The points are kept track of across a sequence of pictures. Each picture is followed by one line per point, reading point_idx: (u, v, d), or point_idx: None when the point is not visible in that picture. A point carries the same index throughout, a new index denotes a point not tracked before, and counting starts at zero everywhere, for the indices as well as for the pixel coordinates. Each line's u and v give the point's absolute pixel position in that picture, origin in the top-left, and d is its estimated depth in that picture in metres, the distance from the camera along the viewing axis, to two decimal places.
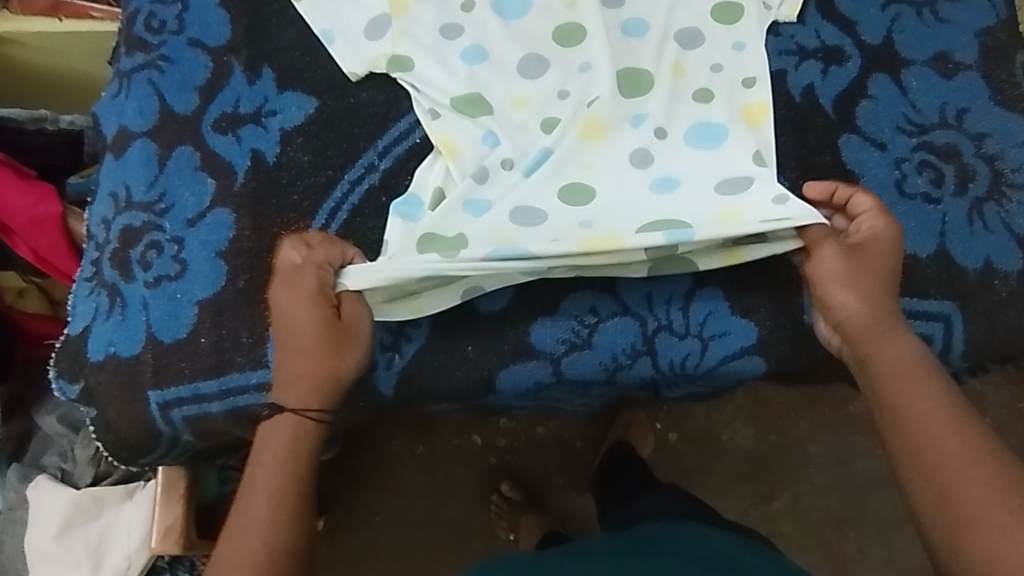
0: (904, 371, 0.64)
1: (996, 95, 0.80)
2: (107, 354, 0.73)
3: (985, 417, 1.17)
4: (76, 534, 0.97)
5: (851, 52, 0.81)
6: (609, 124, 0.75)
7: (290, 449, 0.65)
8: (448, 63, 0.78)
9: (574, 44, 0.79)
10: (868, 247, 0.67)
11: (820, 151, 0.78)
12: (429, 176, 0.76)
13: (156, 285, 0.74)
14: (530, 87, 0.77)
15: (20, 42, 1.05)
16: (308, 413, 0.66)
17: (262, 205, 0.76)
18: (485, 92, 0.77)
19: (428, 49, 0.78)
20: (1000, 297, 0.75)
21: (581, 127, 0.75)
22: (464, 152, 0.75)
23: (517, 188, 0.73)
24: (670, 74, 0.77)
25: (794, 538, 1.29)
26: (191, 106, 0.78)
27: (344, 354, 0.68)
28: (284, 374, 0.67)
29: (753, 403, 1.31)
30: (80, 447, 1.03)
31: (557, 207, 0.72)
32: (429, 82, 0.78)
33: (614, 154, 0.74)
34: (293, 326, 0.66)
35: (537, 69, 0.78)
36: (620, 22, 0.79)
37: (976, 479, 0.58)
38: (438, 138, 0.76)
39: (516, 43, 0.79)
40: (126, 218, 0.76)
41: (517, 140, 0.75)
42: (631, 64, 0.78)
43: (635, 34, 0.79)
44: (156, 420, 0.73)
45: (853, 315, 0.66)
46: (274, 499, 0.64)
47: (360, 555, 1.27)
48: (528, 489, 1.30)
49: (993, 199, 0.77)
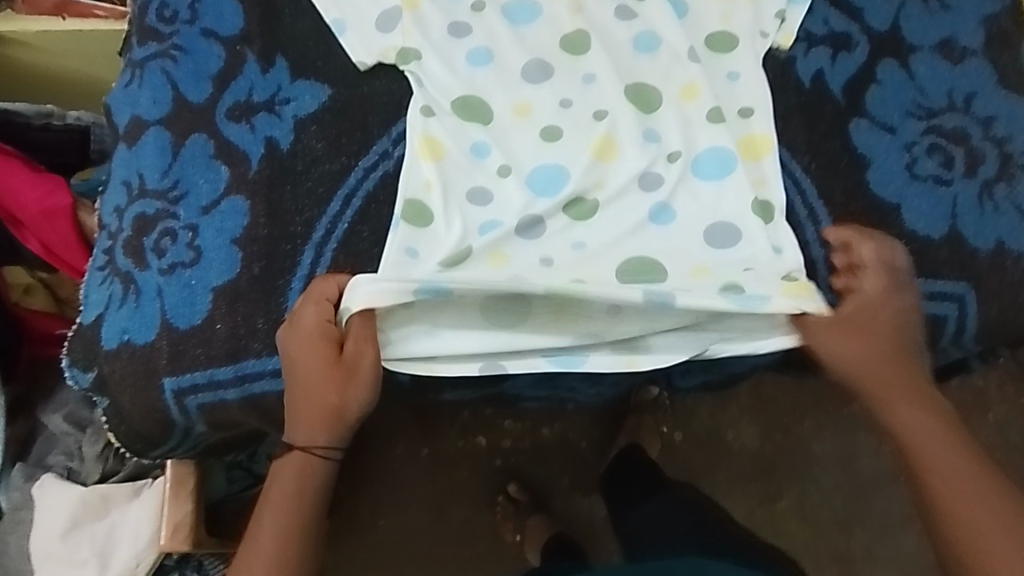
0: (929, 436, 0.70)
1: (1002, 80, 0.81)
2: (121, 342, 0.73)
3: (988, 415, 1.20)
4: (82, 533, 0.96)
5: (858, 38, 0.82)
6: (623, 144, 0.76)
7: (295, 486, 0.70)
8: (452, 63, 0.79)
9: (579, 53, 0.80)
10: (867, 304, 0.71)
11: (831, 136, 0.79)
12: (415, 176, 0.75)
13: (171, 272, 0.73)
14: (531, 95, 0.78)
15: (24, 42, 1.04)
16: (314, 450, 0.70)
17: (277, 192, 0.75)
18: (485, 97, 0.78)
19: (435, 45, 0.79)
20: (1012, 277, 0.75)
21: (596, 146, 0.76)
22: (449, 155, 0.76)
23: (518, 197, 0.75)
24: (681, 95, 0.78)
25: (800, 537, 1.28)
26: (205, 95, 0.78)
27: (348, 391, 0.69)
28: (299, 412, 0.70)
29: (758, 401, 1.31)
30: (88, 443, 1.02)
31: (557, 224, 0.74)
32: (433, 77, 0.78)
33: (623, 171, 0.75)
34: (299, 363, 0.69)
35: (541, 76, 0.79)
36: (631, 36, 0.81)
37: (991, 543, 0.65)
38: (425, 137, 0.76)
39: (521, 49, 0.80)
40: (140, 206, 0.75)
41: (513, 149, 0.76)
42: (639, 79, 0.79)
43: (646, 48, 0.81)
44: (171, 408, 0.73)
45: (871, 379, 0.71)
46: (280, 538, 0.68)
47: (365, 560, 1.26)
48: (535, 491, 1.29)
49: (1002, 180, 0.77)
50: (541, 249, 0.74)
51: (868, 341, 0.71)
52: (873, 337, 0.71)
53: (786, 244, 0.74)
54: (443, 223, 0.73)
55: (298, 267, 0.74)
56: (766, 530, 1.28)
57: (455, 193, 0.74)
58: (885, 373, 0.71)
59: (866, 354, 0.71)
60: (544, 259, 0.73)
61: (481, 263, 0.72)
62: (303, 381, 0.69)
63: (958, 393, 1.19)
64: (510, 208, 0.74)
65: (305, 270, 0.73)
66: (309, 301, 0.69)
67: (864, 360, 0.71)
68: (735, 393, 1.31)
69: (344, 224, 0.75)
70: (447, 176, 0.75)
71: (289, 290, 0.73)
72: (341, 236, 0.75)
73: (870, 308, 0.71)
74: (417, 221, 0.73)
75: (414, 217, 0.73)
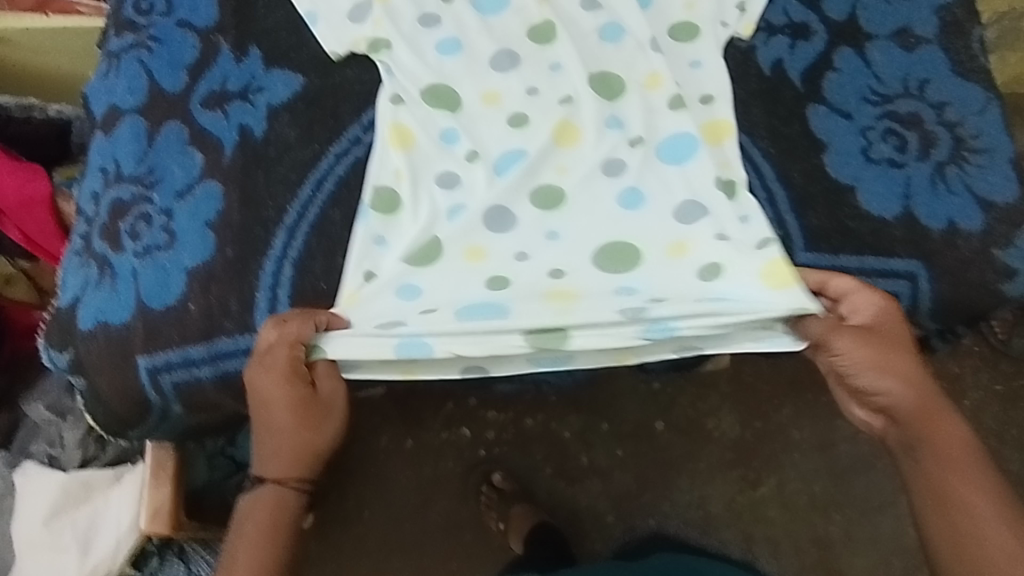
0: (963, 468, 0.66)
1: (955, 67, 0.83)
2: (96, 323, 0.74)
3: (963, 401, 1.32)
4: (63, 520, 0.97)
5: (817, 28, 0.84)
6: (584, 129, 0.79)
7: (268, 521, 0.70)
8: (423, 52, 0.81)
9: (546, 42, 0.82)
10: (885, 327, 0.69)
11: (791, 122, 0.81)
12: (384, 166, 0.77)
13: (146, 256, 0.75)
14: (499, 82, 0.81)
15: (6, 39, 1.06)
16: (290, 483, 0.70)
17: (250, 178, 0.77)
18: (454, 86, 0.80)
19: (405, 34, 0.81)
20: (963, 255, 0.78)
21: (555, 130, 0.79)
22: (418, 142, 0.78)
23: (482, 182, 0.77)
24: (645, 84, 0.81)
25: (780, 523, 1.31)
26: (180, 84, 0.80)
27: (321, 429, 0.71)
28: (269, 447, 0.70)
29: (737, 389, 1.34)
30: (69, 431, 1.03)
31: (528, 212, 0.77)
32: (403, 66, 0.81)
33: (588, 157, 0.78)
34: (273, 403, 0.69)
35: (509, 64, 0.81)
36: (596, 27, 0.83)
37: None
38: (395, 125, 0.78)
39: (491, 39, 0.82)
40: (116, 191, 0.77)
41: (480, 136, 0.79)
42: (604, 68, 0.81)
43: (612, 38, 0.83)
44: (146, 388, 0.74)
45: (907, 407, 0.67)
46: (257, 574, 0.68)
47: (349, 550, 1.28)
48: (518, 480, 1.32)
49: (955, 163, 0.80)
50: (518, 241, 0.76)
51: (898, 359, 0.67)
52: (902, 358, 0.68)
53: (752, 211, 0.76)
54: (411, 211, 0.76)
55: (271, 250, 0.75)
56: (744, 515, 1.31)
57: (423, 179, 0.77)
58: (917, 398, 0.67)
59: (902, 379, 0.67)
60: (520, 253, 0.75)
61: (458, 258, 0.74)
62: (276, 422, 0.69)
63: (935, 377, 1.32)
64: (477, 193, 0.77)
65: (277, 253, 0.75)
66: (281, 344, 0.69)
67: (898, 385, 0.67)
68: (716, 381, 1.34)
69: (316, 209, 0.77)
70: (415, 163, 0.77)
71: (261, 273, 0.75)
72: (312, 220, 0.76)
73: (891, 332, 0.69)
74: (385, 208, 0.76)
75: (384, 206, 0.76)
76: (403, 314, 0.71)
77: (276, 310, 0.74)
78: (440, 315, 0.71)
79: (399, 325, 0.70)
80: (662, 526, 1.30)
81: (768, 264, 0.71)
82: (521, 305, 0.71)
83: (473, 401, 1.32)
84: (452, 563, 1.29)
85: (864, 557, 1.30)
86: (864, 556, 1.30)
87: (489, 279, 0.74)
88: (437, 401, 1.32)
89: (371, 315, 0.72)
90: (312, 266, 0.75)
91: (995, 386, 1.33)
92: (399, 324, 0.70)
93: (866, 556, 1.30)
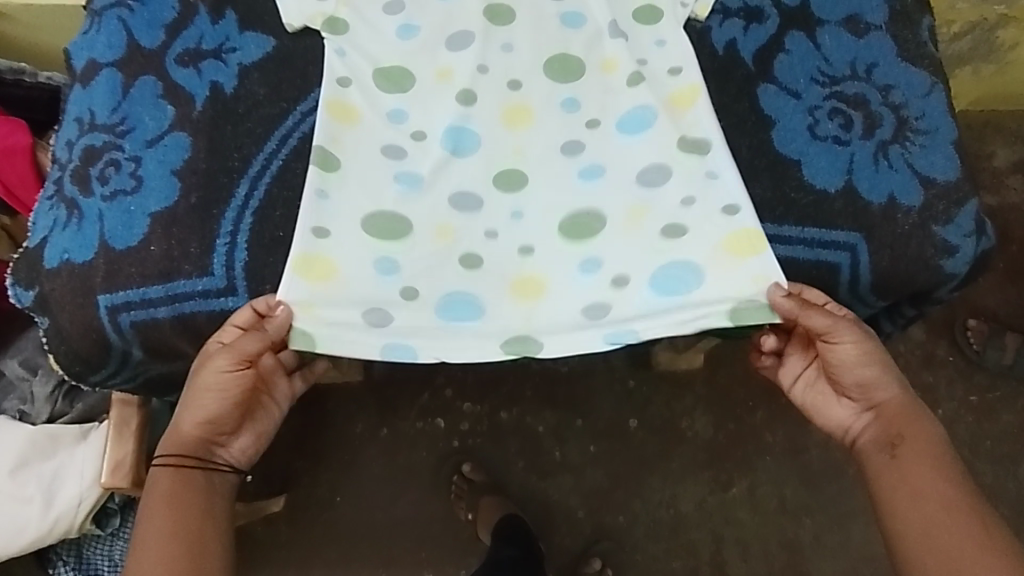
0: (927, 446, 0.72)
1: (902, 53, 0.86)
2: (61, 261, 0.78)
3: (937, 411, 1.34)
4: (29, 470, 0.96)
5: (770, 12, 0.87)
6: (535, 110, 0.83)
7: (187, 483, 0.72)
8: (383, 36, 0.86)
9: (501, 22, 0.87)
10: (864, 332, 0.75)
11: (740, 98, 0.84)
12: (325, 140, 0.80)
13: (112, 198, 0.78)
14: (453, 61, 0.85)
15: (12, 16, 1.09)
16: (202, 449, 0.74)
17: (218, 131, 0.80)
18: (408, 66, 0.84)
19: (366, 19, 0.86)
20: (903, 229, 0.80)
21: (506, 115, 0.83)
22: (358, 118, 0.82)
23: (434, 156, 0.81)
24: (602, 69, 0.86)
25: (750, 525, 1.30)
26: (157, 42, 0.84)
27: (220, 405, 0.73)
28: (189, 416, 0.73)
29: (713, 390, 1.34)
30: (38, 384, 1.03)
31: (491, 195, 0.80)
32: (359, 48, 0.85)
33: (535, 131, 0.83)
34: (190, 378, 0.73)
35: (462, 45, 0.86)
36: (558, 14, 0.88)
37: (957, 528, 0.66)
38: (341, 106, 0.82)
39: (448, 21, 0.87)
40: (89, 138, 0.81)
41: (429, 111, 0.83)
42: (562, 50, 0.86)
43: (572, 24, 0.87)
44: (104, 325, 0.77)
45: (889, 408, 0.74)
46: (165, 560, 0.67)
47: (319, 538, 1.27)
48: (488, 471, 1.30)
49: (897, 142, 0.83)
50: (485, 221, 0.79)
51: (884, 366, 0.75)
52: (888, 368, 0.75)
53: (723, 171, 0.80)
54: (350, 174, 0.79)
55: (233, 198, 0.78)
56: (715, 516, 1.30)
57: (371, 150, 0.81)
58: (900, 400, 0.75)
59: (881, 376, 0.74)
60: (489, 232, 0.79)
61: (429, 237, 0.78)
62: (189, 383, 0.73)
63: (909, 386, 1.35)
64: (426, 164, 0.80)
65: (239, 202, 0.78)
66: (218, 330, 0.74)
67: (881, 396, 0.75)
68: (690, 381, 1.34)
69: (278, 161, 0.80)
70: (361, 137, 0.81)
71: (222, 219, 0.78)
72: (275, 171, 0.79)
73: (857, 325, 0.75)
74: (328, 167, 0.79)
75: (323, 164, 0.79)
76: (385, 296, 0.75)
77: (234, 256, 0.77)
78: (423, 302, 0.76)
79: (387, 321, 0.75)
80: (631, 524, 1.29)
81: (730, 235, 0.77)
82: (491, 292, 0.77)
83: (449, 392, 1.33)
84: (418, 555, 1.27)
85: (833, 565, 1.29)
86: (832, 562, 1.29)
87: (460, 257, 0.78)
88: (414, 389, 1.32)
89: (347, 295, 0.75)
90: (271, 214, 0.78)
91: (970, 398, 1.35)
92: (387, 321, 0.75)
93: (835, 562, 1.29)
